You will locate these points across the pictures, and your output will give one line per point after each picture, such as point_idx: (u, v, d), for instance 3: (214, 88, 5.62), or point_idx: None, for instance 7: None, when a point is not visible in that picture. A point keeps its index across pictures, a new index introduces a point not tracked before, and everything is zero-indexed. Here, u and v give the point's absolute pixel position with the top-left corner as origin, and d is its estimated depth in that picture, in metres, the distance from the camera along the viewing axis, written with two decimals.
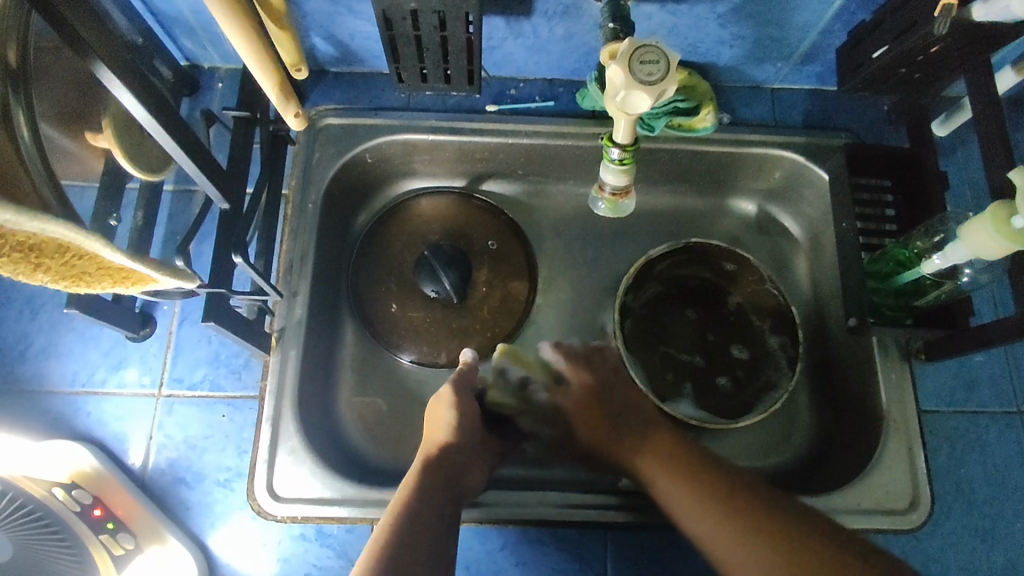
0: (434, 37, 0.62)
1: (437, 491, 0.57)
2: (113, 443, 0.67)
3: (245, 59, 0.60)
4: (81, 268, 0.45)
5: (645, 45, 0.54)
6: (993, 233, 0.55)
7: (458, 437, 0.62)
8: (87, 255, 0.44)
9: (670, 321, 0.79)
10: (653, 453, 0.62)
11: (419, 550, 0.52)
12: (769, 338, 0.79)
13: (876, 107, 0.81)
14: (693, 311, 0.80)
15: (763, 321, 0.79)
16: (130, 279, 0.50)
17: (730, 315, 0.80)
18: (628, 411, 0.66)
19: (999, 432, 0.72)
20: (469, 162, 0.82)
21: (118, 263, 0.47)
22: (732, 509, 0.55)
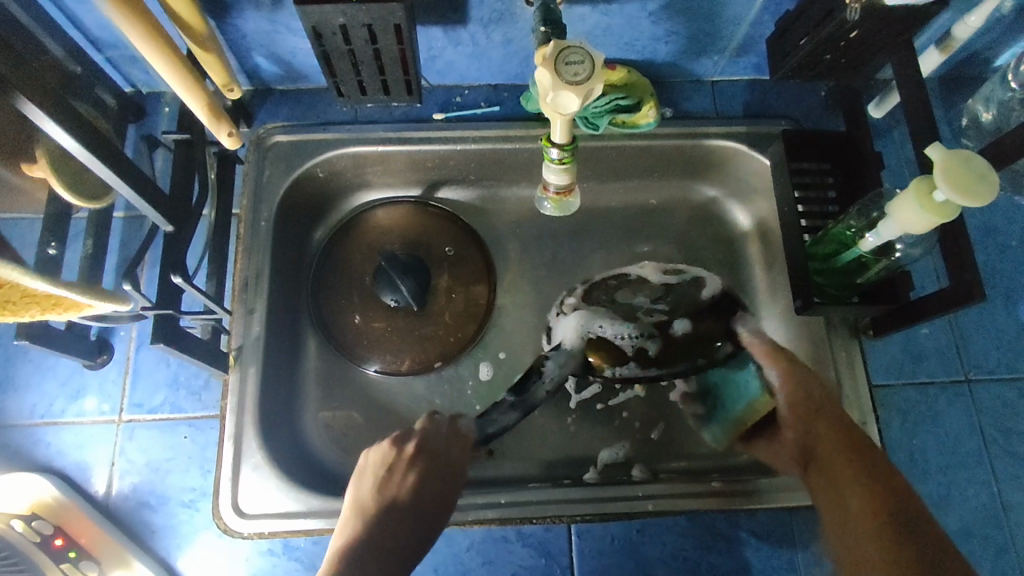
0: (367, 50, 0.63)
1: (386, 539, 0.60)
2: (74, 472, 0.67)
3: (167, 79, 0.59)
4: (3, 296, 0.45)
5: (569, 46, 0.55)
6: (918, 209, 0.57)
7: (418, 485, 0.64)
8: (5, 283, 0.44)
9: (587, 284, 0.83)
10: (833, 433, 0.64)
11: None
12: (664, 269, 0.84)
13: (814, 93, 0.83)
14: (620, 291, 0.81)
15: (670, 277, 0.82)
16: (61, 306, 0.50)
17: (644, 278, 0.82)
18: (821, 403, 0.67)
19: (948, 401, 0.74)
20: (422, 170, 0.83)
21: (43, 290, 0.46)
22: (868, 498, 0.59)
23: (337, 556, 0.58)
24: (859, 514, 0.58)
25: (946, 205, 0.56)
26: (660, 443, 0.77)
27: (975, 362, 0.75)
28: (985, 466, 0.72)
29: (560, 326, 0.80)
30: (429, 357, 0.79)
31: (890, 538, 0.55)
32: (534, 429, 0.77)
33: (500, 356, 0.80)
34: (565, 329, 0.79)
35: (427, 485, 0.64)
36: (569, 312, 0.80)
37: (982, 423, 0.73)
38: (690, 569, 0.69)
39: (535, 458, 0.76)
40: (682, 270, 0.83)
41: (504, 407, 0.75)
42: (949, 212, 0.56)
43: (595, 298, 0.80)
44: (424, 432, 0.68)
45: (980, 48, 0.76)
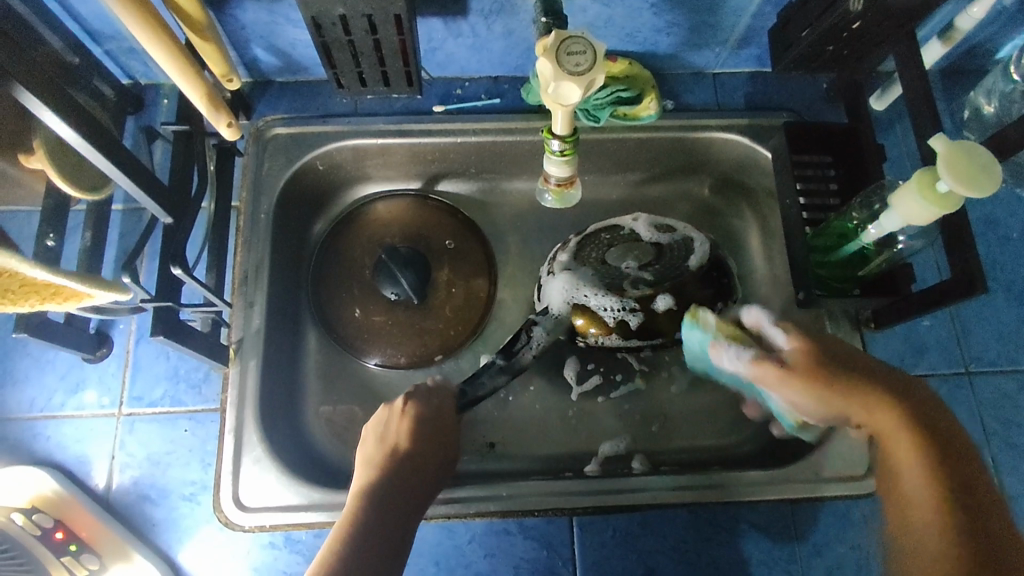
0: (368, 41, 0.63)
1: (398, 495, 0.59)
2: (74, 465, 0.66)
3: (166, 70, 0.59)
4: (3, 286, 0.44)
5: (571, 36, 0.55)
6: (921, 200, 0.57)
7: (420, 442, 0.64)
8: (6, 272, 0.43)
9: (581, 236, 0.78)
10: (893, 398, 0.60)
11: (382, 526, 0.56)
12: (656, 223, 0.79)
13: (816, 86, 0.82)
14: (612, 251, 0.76)
15: (660, 236, 0.78)
16: (60, 295, 0.49)
17: (635, 236, 0.78)
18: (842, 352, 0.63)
19: (949, 393, 0.74)
20: (422, 163, 0.82)
21: (43, 279, 0.46)
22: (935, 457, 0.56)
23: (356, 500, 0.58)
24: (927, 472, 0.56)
25: (948, 197, 0.56)
26: (661, 435, 0.77)
27: (976, 355, 0.75)
28: (986, 458, 0.72)
29: (548, 287, 0.76)
30: (430, 350, 0.79)
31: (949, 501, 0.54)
32: (534, 422, 0.77)
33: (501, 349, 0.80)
34: (554, 291, 0.75)
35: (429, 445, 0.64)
36: (559, 270, 0.76)
37: (983, 415, 0.73)
38: (691, 561, 0.69)
39: (536, 450, 0.76)
40: (674, 227, 0.78)
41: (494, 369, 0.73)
42: (952, 203, 0.56)
43: (586, 256, 0.76)
44: (415, 393, 0.68)
45: (981, 40, 0.76)
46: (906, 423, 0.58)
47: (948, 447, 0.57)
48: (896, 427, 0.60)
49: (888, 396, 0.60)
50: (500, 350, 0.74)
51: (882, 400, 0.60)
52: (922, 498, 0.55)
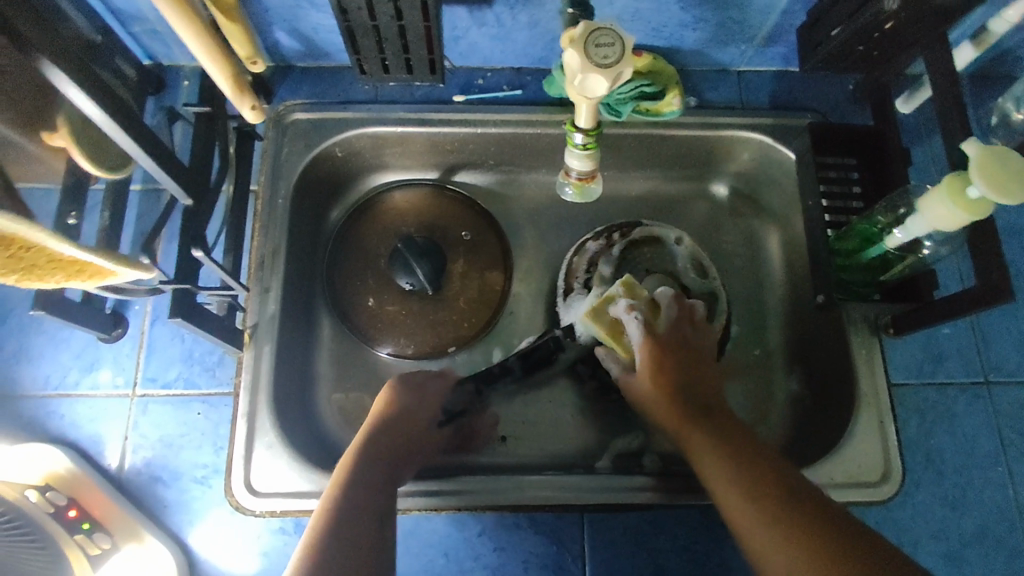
0: (392, 27, 0.62)
1: (384, 467, 0.59)
2: (87, 444, 0.67)
3: (194, 50, 0.58)
4: (30, 260, 0.45)
5: (599, 27, 0.54)
6: (950, 203, 0.56)
7: (412, 409, 0.65)
8: (34, 246, 0.43)
9: (626, 245, 0.77)
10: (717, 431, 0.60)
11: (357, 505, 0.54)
12: (695, 255, 0.78)
13: (841, 86, 0.81)
14: (649, 279, 0.76)
15: (690, 273, 0.77)
16: (84, 273, 0.49)
17: (670, 263, 0.78)
18: (698, 367, 0.65)
19: (967, 402, 0.73)
20: (440, 153, 0.82)
21: (69, 255, 0.46)
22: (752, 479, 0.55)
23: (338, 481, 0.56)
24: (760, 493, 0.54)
25: (978, 203, 0.55)
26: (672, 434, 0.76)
27: (995, 364, 0.74)
28: (1002, 469, 0.71)
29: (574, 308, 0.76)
30: (443, 341, 0.79)
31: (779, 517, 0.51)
32: (546, 417, 0.77)
33: (514, 343, 0.80)
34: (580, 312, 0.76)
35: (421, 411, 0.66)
36: (597, 284, 0.76)
37: (1001, 425, 0.72)
38: (701, 562, 0.69)
39: (546, 444, 0.76)
40: (708, 270, 0.77)
41: (508, 379, 0.76)
42: (980, 210, 0.55)
43: (624, 275, 0.76)
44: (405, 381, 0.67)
45: (1014, 45, 0.75)
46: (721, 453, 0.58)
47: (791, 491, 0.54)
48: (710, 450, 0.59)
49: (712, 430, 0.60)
50: (520, 359, 0.75)
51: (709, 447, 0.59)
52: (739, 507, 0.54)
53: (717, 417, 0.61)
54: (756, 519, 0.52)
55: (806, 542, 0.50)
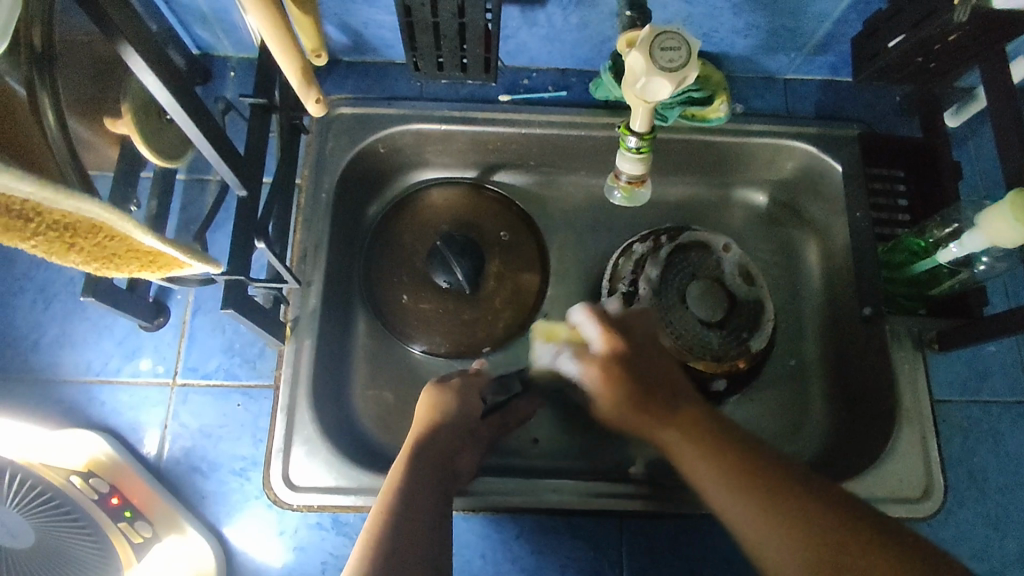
0: (453, 24, 0.61)
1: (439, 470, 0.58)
2: (127, 431, 0.66)
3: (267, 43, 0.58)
4: (112, 250, 0.44)
5: (665, 31, 0.53)
6: (1012, 220, 0.55)
7: (460, 407, 0.63)
8: (120, 236, 0.42)
9: (673, 248, 0.76)
10: (682, 429, 0.55)
11: (418, 515, 0.54)
12: (742, 264, 0.77)
13: (889, 98, 0.81)
14: (694, 285, 0.75)
15: (738, 281, 0.76)
16: (159, 263, 0.48)
17: (717, 270, 0.77)
18: (651, 364, 0.58)
19: (1011, 421, 0.72)
20: (481, 152, 0.82)
21: (149, 246, 0.45)
22: (736, 475, 0.51)
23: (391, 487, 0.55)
24: (746, 490, 0.51)
25: None
26: None
27: None
28: None
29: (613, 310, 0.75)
30: (479, 341, 0.79)
31: (776, 510, 0.49)
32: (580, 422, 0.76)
33: None
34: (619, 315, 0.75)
35: (469, 410, 0.63)
36: (642, 286, 0.75)
37: None
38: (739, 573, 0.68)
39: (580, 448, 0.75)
40: (755, 277, 0.77)
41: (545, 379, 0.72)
42: None
43: (671, 280, 0.75)
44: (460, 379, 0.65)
45: None
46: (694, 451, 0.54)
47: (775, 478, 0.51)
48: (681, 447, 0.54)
49: (677, 427, 0.55)
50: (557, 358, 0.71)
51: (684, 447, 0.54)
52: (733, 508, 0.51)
53: (676, 409, 0.56)
54: (755, 530, 0.50)
55: (803, 534, 0.48)
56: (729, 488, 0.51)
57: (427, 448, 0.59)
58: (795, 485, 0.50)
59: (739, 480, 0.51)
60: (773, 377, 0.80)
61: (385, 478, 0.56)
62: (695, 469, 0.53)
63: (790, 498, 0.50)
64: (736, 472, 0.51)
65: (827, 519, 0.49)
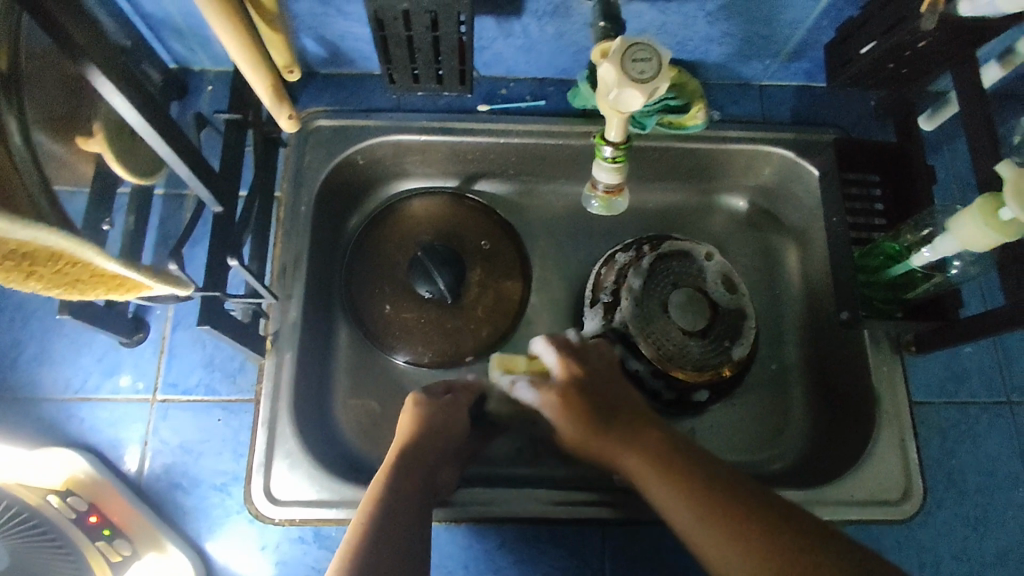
0: (426, 38, 0.62)
1: (421, 482, 0.58)
2: (107, 449, 0.66)
3: (235, 59, 0.58)
4: (75, 275, 0.44)
5: (636, 43, 0.54)
6: (982, 225, 0.56)
7: (443, 418, 0.64)
8: (81, 262, 0.42)
9: (655, 258, 0.77)
10: (640, 453, 0.57)
11: (398, 526, 0.54)
12: (724, 272, 0.77)
13: (863, 103, 0.81)
14: (676, 294, 0.76)
15: (719, 290, 0.77)
16: (124, 286, 0.49)
17: (699, 278, 0.77)
18: (606, 392, 0.62)
19: (988, 422, 0.73)
20: (461, 162, 0.82)
21: (113, 270, 0.45)
22: (690, 493, 0.53)
23: (378, 495, 0.55)
24: (701, 507, 0.52)
25: (1011, 224, 0.55)
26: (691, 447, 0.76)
27: (1018, 384, 0.74)
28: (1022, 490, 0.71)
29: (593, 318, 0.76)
30: (461, 351, 0.79)
31: (731, 521, 0.51)
32: None
33: None
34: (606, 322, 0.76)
35: (453, 420, 0.64)
36: (625, 296, 0.75)
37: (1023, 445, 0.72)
38: None
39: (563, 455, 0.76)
40: (738, 286, 0.77)
41: None
42: (1014, 231, 0.55)
43: (652, 289, 0.76)
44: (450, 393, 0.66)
45: None
46: (650, 470, 0.56)
47: (733, 496, 0.52)
48: (639, 471, 0.57)
49: (633, 449, 0.57)
50: None
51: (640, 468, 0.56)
52: (688, 524, 0.52)
53: (634, 433, 0.59)
54: (713, 546, 0.51)
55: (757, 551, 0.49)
56: (686, 505, 0.53)
57: (411, 458, 0.59)
58: (752, 500, 0.52)
59: (695, 495, 0.53)
60: (754, 382, 0.80)
61: (371, 484, 0.57)
62: (655, 492, 0.55)
63: (743, 512, 0.51)
64: (690, 489, 0.53)
65: (784, 530, 0.50)
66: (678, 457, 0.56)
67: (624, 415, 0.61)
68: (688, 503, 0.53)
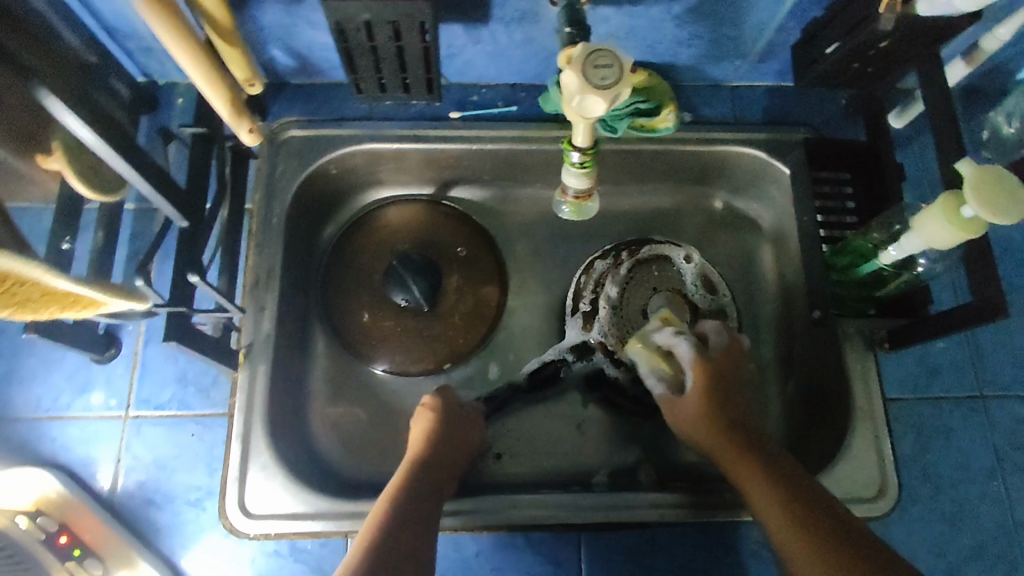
0: (390, 47, 0.62)
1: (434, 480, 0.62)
2: (79, 468, 0.66)
3: (190, 76, 0.59)
4: (24, 295, 0.47)
5: (598, 49, 0.54)
6: (945, 223, 0.56)
7: (454, 422, 0.67)
8: (31, 282, 0.46)
9: (634, 263, 0.79)
10: (756, 461, 0.60)
11: (411, 518, 0.57)
12: (702, 275, 0.80)
13: (834, 101, 0.82)
14: (657, 298, 0.78)
15: (700, 292, 0.79)
16: (79, 304, 0.52)
17: (678, 282, 0.80)
18: (737, 395, 0.66)
19: (962, 417, 0.73)
20: (435, 169, 0.82)
21: (65, 289, 0.49)
22: (798, 506, 0.56)
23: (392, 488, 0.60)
24: (802, 520, 0.55)
25: (972, 222, 0.55)
26: (668, 450, 0.76)
27: (991, 378, 0.74)
28: (997, 484, 0.72)
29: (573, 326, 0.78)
30: (439, 358, 0.79)
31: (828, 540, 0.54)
32: (542, 437, 0.77)
33: (510, 359, 0.80)
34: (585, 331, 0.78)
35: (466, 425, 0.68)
36: (603, 304, 0.78)
37: (996, 439, 0.73)
38: None
39: (542, 461, 0.76)
40: (717, 288, 0.80)
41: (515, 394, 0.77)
42: (975, 229, 0.56)
43: (631, 294, 0.79)
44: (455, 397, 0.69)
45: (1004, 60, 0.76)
46: (763, 477, 0.59)
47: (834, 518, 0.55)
48: (748, 475, 0.60)
49: (752, 456, 0.61)
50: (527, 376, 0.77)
51: (751, 472, 0.60)
52: (784, 530, 0.56)
53: (756, 441, 0.62)
54: (805, 555, 0.54)
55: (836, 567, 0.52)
56: (788, 515, 0.56)
57: (428, 459, 0.63)
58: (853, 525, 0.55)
59: (797, 509, 0.56)
60: None
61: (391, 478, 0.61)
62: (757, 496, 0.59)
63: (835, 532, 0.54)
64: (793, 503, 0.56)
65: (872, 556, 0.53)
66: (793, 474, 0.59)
67: (746, 422, 0.64)
68: (785, 506, 0.57)
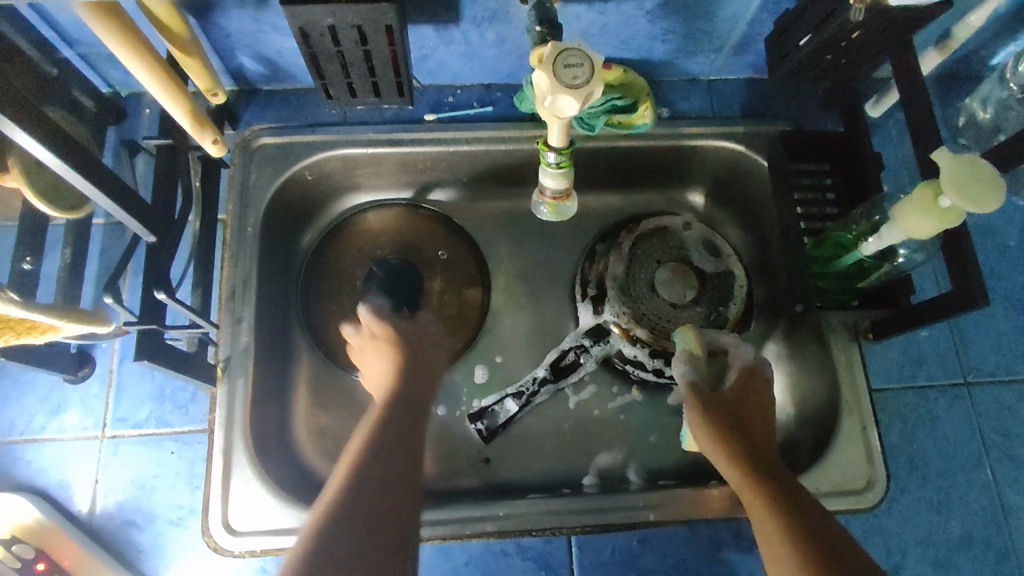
0: (357, 52, 0.61)
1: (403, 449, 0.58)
2: (56, 491, 0.64)
3: (148, 87, 0.58)
4: None
5: (568, 49, 0.53)
6: (922, 213, 0.56)
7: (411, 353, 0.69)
8: None
9: (635, 240, 0.77)
10: (746, 462, 0.58)
11: (365, 496, 0.53)
12: (704, 238, 0.78)
13: (812, 92, 0.81)
14: (660, 270, 0.76)
15: (705, 260, 0.77)
16: (37, 329, 0.50)
17: (681, 250, 0.77)
18: (753, 406, 0.63)
19: (948, 405, 0.73)
20: (412, 172, 0.80)
21: (18, 315, 0.47)
22: (786, 512, 0.54)
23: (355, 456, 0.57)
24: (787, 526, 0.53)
25: (949, 211, 0.55)
26: (657, 448, 0.76)
27: (975, 365, 0.74)
28: (984, 470, 0.72)
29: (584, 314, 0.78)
30: None
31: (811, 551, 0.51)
32: (531, 441, 0.76)
33: (496, 362, 0.79)
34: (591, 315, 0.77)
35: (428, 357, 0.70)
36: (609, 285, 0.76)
37: (981, 424, 0.73)
38: None
39: (531, 465, 0.75)
40: (722, 249, 0.77)
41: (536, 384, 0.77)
42: (953, 217, 0.55)
43: (638, 269, 0.76)
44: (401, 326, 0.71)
45: (977, 47, 0.75)
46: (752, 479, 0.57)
47: (824, 530, 0.52)
48: (741, 476, 0.58)
49: (746, 457, 0.58)
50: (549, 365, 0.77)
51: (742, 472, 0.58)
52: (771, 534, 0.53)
53: (758, 447, 0.60)
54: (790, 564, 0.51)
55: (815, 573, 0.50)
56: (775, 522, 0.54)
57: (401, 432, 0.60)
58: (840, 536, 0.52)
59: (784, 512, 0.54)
60: None
61: (351, 444, 0.58)
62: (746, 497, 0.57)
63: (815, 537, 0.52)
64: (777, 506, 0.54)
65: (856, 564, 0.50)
66: (787, 480, 0.57)
67: (754, 427, 0.62)
68: (770, 510, 0.54)
